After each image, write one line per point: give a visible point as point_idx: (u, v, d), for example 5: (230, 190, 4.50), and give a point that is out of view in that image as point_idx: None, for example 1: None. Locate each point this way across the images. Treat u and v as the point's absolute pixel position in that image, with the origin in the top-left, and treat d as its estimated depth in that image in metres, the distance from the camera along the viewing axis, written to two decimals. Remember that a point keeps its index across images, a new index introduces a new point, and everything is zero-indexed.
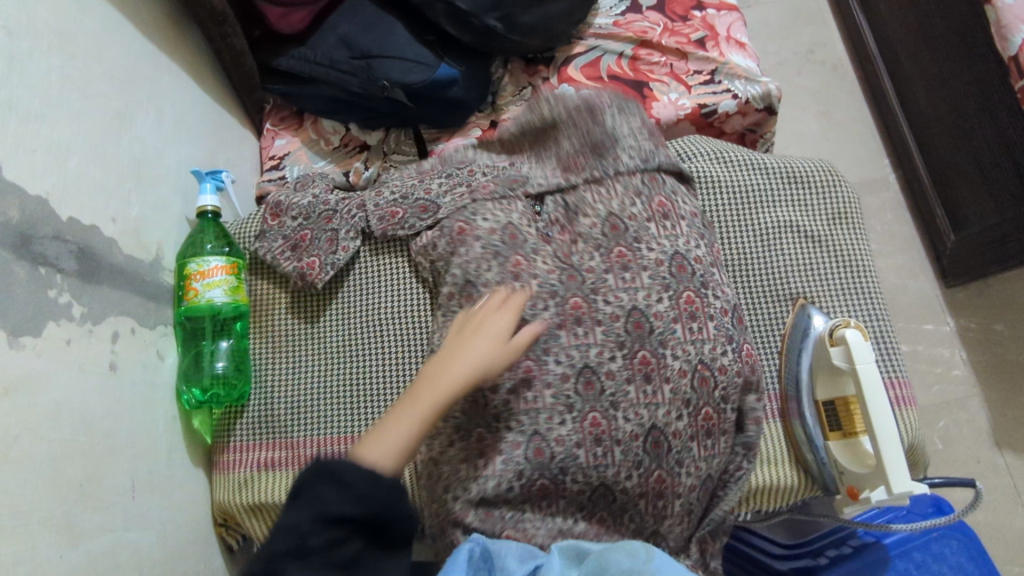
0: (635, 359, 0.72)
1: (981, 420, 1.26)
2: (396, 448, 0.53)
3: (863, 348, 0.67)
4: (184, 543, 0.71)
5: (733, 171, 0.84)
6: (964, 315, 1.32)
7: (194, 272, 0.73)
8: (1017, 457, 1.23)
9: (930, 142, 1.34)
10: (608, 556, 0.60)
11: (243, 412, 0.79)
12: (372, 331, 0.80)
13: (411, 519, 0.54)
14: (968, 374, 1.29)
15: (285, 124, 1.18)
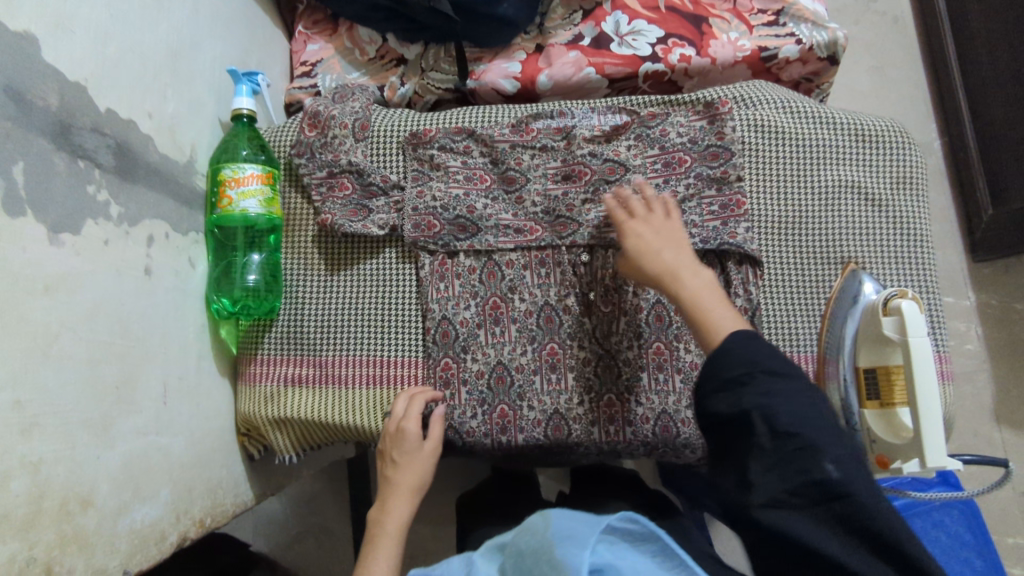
0: (649, 349, 0.76)
1: (985, 395, 1.27)
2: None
3: (917, 320, 0.65)
4: (211, 450, 0.71)
5: (801, 122, 0.79)
6: (988, 290, 1.31)
7: (228, 178, 0.71)
8: (1014, 434, 1.25)
9: (984, 108, 1.28)
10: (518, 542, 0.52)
11: (271, 327, 0.77)
12: (407, 259, 0.78)
13: None
14: (981, 349, 1.29)
15: (318, 28, 1.11)
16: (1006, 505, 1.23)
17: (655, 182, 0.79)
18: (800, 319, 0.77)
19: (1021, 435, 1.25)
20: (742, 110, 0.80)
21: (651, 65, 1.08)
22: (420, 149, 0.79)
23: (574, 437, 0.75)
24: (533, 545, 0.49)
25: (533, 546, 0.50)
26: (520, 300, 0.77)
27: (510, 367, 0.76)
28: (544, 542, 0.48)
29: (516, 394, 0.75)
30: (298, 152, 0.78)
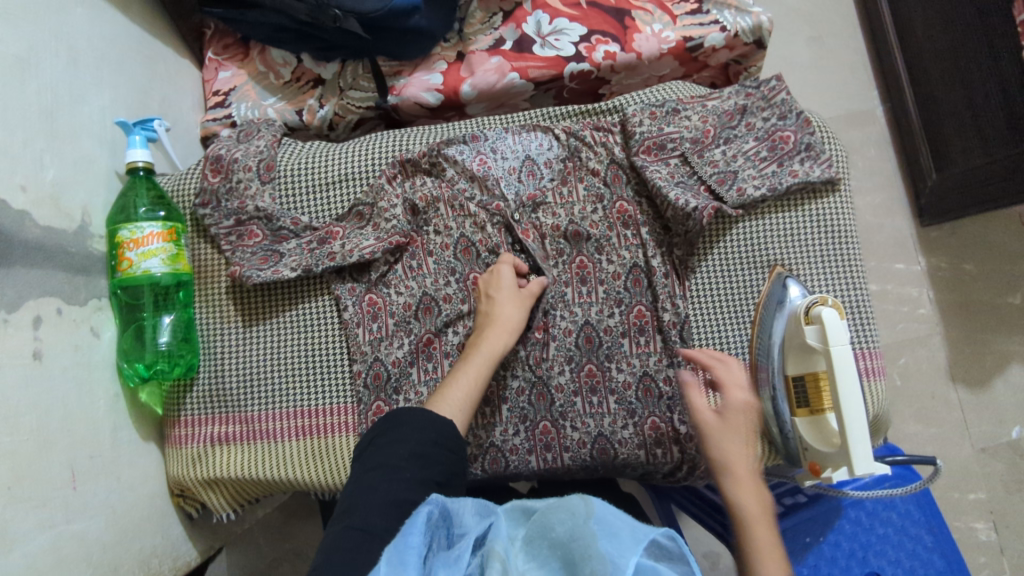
0: (582, 371, 0.75)
1: (940, 357, 1.31)
2: (463, 401, 0.65)
3: (838, 327, 0.66)
4: (140, 521, 0.69)
5: (718, 124, 0.78)
6: (937, 255, 1.33)
7: (126, 240, 0.67)
8: (968, 392, 1.29)
9: (922, 73, 1.28)
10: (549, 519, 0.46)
11: (193, 384, 0.75)
12: (328, 300, 0.76)
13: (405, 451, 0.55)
14: (934, 313, 1.32)
15: (228, 53, 1.07)
16: (964, 463, 1.28)
17: (571, 202, 0.78)
18: (730, 326, 0.76)
19: (975, 393, 1.29)
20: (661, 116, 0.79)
21: (576, 65, 1.06)
22: (331, 189, 0.78)
23: (512, 467, 0.74)
24: (568, 528, 0.45)
25: (566, 531, 0.45)
26: (454, 334, 0.75)
27: None
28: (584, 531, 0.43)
29: None
30: (205, 203, 0.75)
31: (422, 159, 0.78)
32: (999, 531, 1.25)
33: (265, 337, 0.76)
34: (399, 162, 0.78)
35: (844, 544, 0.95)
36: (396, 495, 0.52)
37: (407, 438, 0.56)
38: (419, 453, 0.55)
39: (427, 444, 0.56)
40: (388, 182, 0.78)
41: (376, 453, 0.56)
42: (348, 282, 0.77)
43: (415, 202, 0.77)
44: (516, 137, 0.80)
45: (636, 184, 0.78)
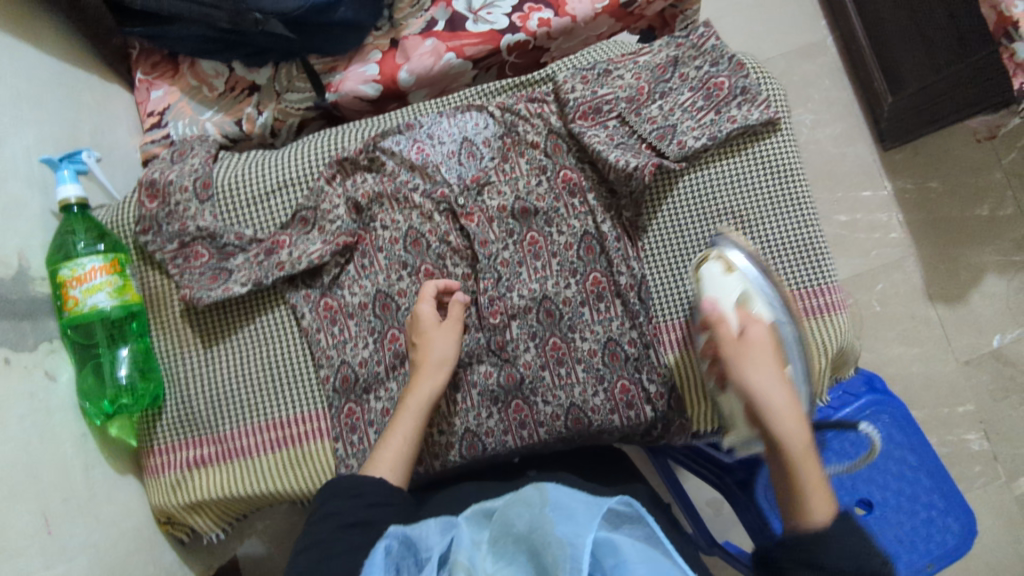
0: (547, 346, 0.75)
1: (916, 277, 1.35)
2: (396, 459, 0.63)
3: (721, 282, 0.70)
4: (127, 554, 0.69)
5: (655, 80, 0.77)
6: (901, 177, 1.37)
7: (68, 278, 0.67)
8: (947, 308, 1.34)
9: None
10: (507, 512, 0.48)
11: (162, 411, 0.76)
12: (285, 309, 0.76)
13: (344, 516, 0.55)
14: (905, 235, 1.36)
15: (158, 71, 1.04)
16: (950, 378, 1.33)
17: (514, 176, 0.77)
18: (687, 280, 0.76)
19: (954, 308, 1.34)
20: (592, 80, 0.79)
21: (512, 36, 1.04)
22: (270, 199, 0.77)
23: (490, 449, 0.75)
24: (526, 520, 0.47)
25: (527, 522, 0.47)
26: None
27: None
28: (539, 521, 0.46)
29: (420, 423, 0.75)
30: (143, 228, 0.74)
31: (360, 156, 0.77)
32: (990, 438, 1.32)
33: (226, 356, 0.76)
34: (337, 162, 0.77)
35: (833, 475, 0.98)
36: (336, 569, 0.51)
37: (343, 510, 0.55)
38: (356, 520, 0.55)
39: (364, 508, 0.56)
40: (328, 183, 0.77)
41: (314, 528, 0.55)
42: (303, 289, 0.76)
43: (357, 200, 0.76)
44: (451, 120, 0.79)
45: (577, 152, 0.77)
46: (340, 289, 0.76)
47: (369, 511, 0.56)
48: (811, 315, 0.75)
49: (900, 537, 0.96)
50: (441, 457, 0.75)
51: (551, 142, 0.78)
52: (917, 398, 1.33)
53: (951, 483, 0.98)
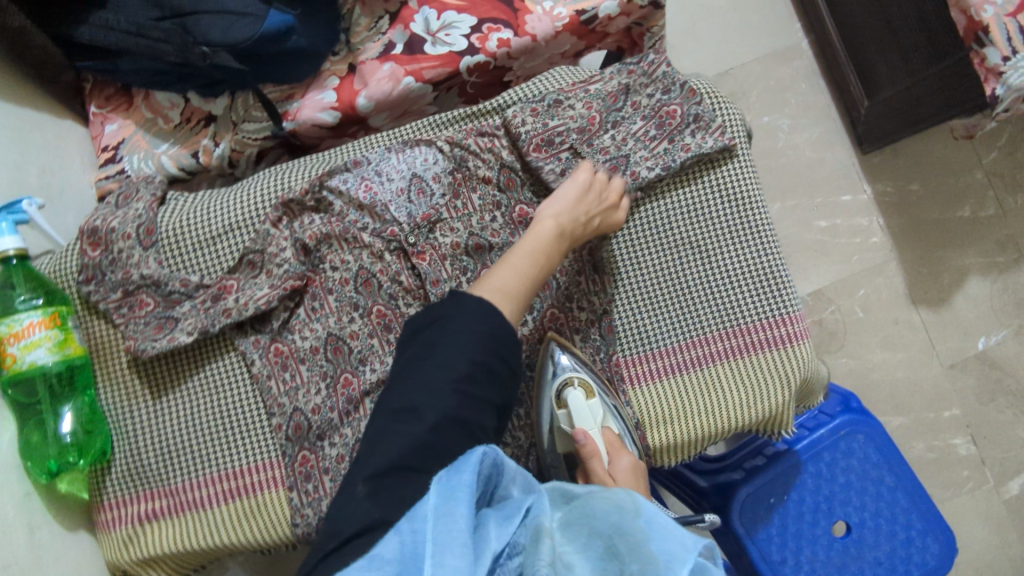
0: None
1: (898, 282, 1.34)
2: (512, 294, 0.58)
3: (583, 413, 0.71)
4: None
5: (611, 109, 0.76)
6: (882, 181, 1.35)
7: (5, 335, 0.65)
8: (932, 312, 1.33)
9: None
10: (591, 503, 0.50)
11: (111, 465, 0.74)
12: (235, 356, 0.74)
13: (462, 344, 0.52)
14: (886, 240, 1.34)
15: (112, 105, 1.02)
16: (936, 382, 1.32)
17: (465, 213, 0.75)
18: (647, 313, 0.75)
19: (938, 312, 1.33)
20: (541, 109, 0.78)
21: (471, 58, 1.02)
22: (218, 243, 0.76)
23: None
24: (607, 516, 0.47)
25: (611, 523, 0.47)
26: (371, 370, 0.73)
27: None
28: (627, 526, 0.46)
29: None
30: (86, 276, 0.73)
31: (305, 197, 0.74)
32: (977, 442, 1.31)
33: (176, 408, 0.74)
34: (281, 205, 0.74)
35: (808, 500, 0.97)
36: (441, 402, 0.50)
37: (467, 328, 0.53)
38: (479, 359, 0.52)
39: (484, 344, 0.53)
40: (274, 226, 0.74)
41: (434, 341, 0.53)
42: (252, 334, 0.74)
43: (303, 243, 0.74)
44: (400, 156, 0.77)
45: (531, 182, 0.77)
46: (291, 334, 0.74)
47: (489, 371, 0.53)
48: (773, 346, 0.73)
49: (880, 558, 0.96)
50: None
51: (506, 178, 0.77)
52: (903, 403, 1.32)
53: (930, 502, 0.97)
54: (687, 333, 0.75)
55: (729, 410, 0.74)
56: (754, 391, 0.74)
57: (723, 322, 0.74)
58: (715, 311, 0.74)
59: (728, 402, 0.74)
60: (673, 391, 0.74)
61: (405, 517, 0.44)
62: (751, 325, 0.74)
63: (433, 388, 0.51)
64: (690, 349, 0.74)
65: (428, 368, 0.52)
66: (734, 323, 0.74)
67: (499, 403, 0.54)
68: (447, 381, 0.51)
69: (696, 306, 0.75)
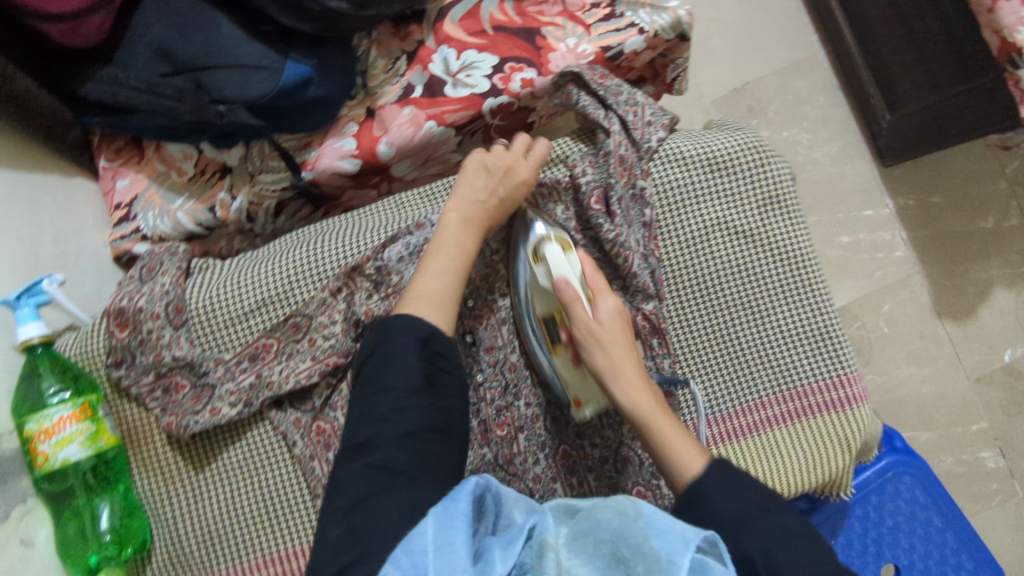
0: (558, 456, 0.75)
1: (923, 296, 1.31)
2: (439, 299, 0.63)
3: (562, 263, 0.67)
4: None
5: (659, 166, 0.73)
6: (903, 195, 1.32)
7: (36, 432, 0.62)
8: (957, 325, 1.30)
9: (858, 8, 1.23)
10: (593, 514, 0.50)
11: (150, 557, 0.71)
12: (273, 431, 0.71)
13: (397, 357, 0.58)
14: (909, 254, 1.32)
15: (122, 158, 0.98)
16: (964, 395, 1.30)
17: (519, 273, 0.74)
18: (701, 377, 0.73)
19: (964, 325, 1.30)
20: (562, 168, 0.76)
21: (494, 99, 0.98)
22: (251, 317, 0.73)
23: None
24: (609, 524, 0.48)
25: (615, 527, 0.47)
26: None
27: None
28: (630, 528, 0.46)
29: None
30: (115, 360, 0.69)
31: (367, 265, 0.72)
32: (1006, 455, 1.29)
33: (216, 490, 0.72)
34: (344, 274, 0.71)
35: (856, 543, 0.95)
36: (402, 425, 0.55)
37: (398, 345, 0.59)
38: (410, 385, 0.57)
39: (408, 349, 0.59)
40: (332, 295, 0.72)
41: (375, 370, 0.59)
42: (291, 411, 0.72)
43: (357, 320, 0.70)
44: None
45: (587, 239, 0.74)
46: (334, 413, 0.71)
47: (431, 378, 0.58)
48: (834, 408, 0.71)
49: None
50: None
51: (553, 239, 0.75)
52: (931, 418, 1.30)
53: (980, 540, 0.95)
54: (743, 397, 0.72)
55: (789, 476, 0.71)
56: (814, 454, 0.72)
57: (780, 385, 0.72)
58: (770, 374, 0.72)
59: (788, 468, 0.72)
60: (733, 458, 0.72)
61: (400, 542, 0.46)
62: (810, 387, 0.72)
63: (386, 417, 0.55)
64: (747, 413, 0.72)
65: (379, 399, 0.57)
66: (791, 385, 0.72)
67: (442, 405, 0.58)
68: (395, 411, 0.56)
69: (752, 368, 0.72)
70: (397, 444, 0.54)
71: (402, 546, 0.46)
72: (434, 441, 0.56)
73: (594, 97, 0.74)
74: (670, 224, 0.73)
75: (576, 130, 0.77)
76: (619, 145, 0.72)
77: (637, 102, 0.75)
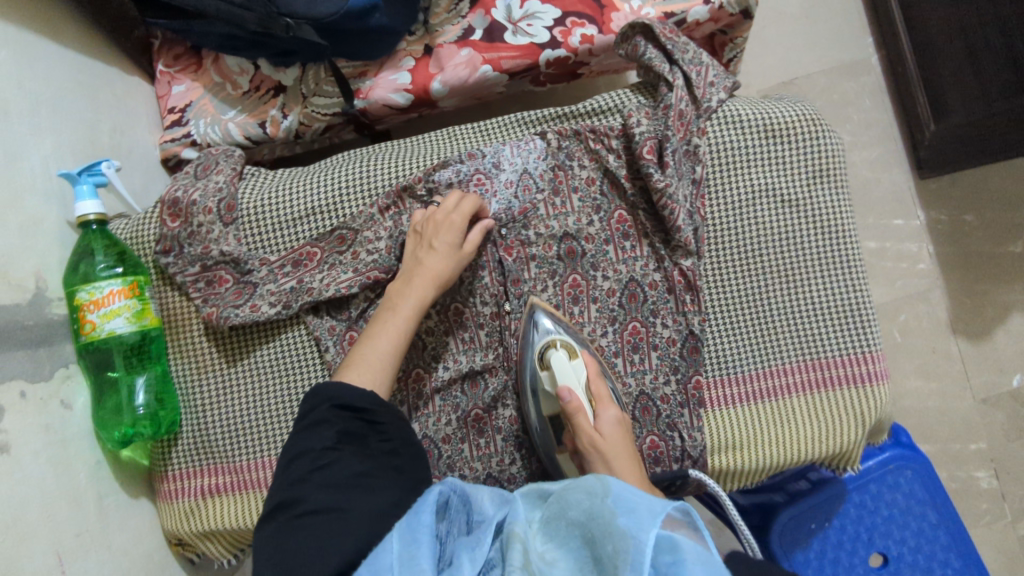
0: None
1: (941, 311, 1.26)
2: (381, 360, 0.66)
3: (568, 372, 0.71)
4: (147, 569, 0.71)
5: (716, 128, 0.75)
6: (936, 207, 1.27)
7: (85, 302, 0.65)
8: (971, 345, 1.26)
9: (915, 9, 1.18)
10: (566, 496, 0.53)
11: (178, 440, 0.76)
12: (305, 332, 0.76)
13: (328, 422, 0.60)
14: (934, 268, 1.27)
15: (180, 65, 1.00)
16: (966, 414, 1.26)
17: (556, 211, 0.78)
18: (729, 338, 0.75)
19: (978, 345, 1.26)
20: (612, 121, 0.79)
21: (551, 52, 0.98)
22: (297, 224, 0.77)
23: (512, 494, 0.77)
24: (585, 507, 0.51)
25: (585, 509, 0.51)
26: (444, 368, 0.77)
27: (436, 439, 0.77)
28: (602, 509, 0.49)
29: (445, 465, 0.77)
30: (166, 246, 0.73)
31: (418, 186, 0.76)
32: (1000, 478, 1.25)
33: (243, 384, 0.76)
34: (395, 193, 0.76)
35: (850, 529, 0.97)
36: (332, 477, 0.57)
37: (329, 412, 0.60)
38: (334, 445, 0.58)
39: (331, 413, 0.60)
40: (381, 213, 0.76)
41: (303, 438, 0.60)
42: (326, 318, 0.76)
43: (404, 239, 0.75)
44: (515, 149, 0.78)
45: (636, 189, 0.77)
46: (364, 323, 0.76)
47: (349, 434, 0.60)
48: (851, 382, 0.74)
49: None
50: None
51: (599, 185, 0.78)
52: (930, 432, 1.26)
53: (972, 543, 0.96)
54: (767, 360, 0.75)
55: (801, 441, 0.74)
56: (829, 424, 0.74)
57: (804, 354, 0.74)
58: (796, 342, 0.75)
59: (801, 434, 0.74)
60: (748, 420, 0.74)
61: (366, 562, 0.49)
62: (832, 359, 0.74)
63: (305, 480, 0.57)
64: (768, 377, 0.74)
65: (300, 465, 0.58)
66: (815, 355, 0.74)
67: (389, 464, 0.60)
68: (319, 470, 0.57)
69: (778, 335, 0.75)
70: (319, 494, 0.55)
71: (367, 568, 0.48)
72: (366, 488, 0.57)
73: (661, 51, 0.76)
74: (719, 186, 0.75)
75: (638, 83, 0.80)
76: (680, 100, 0.74)
77: (702, 63, 0.76)
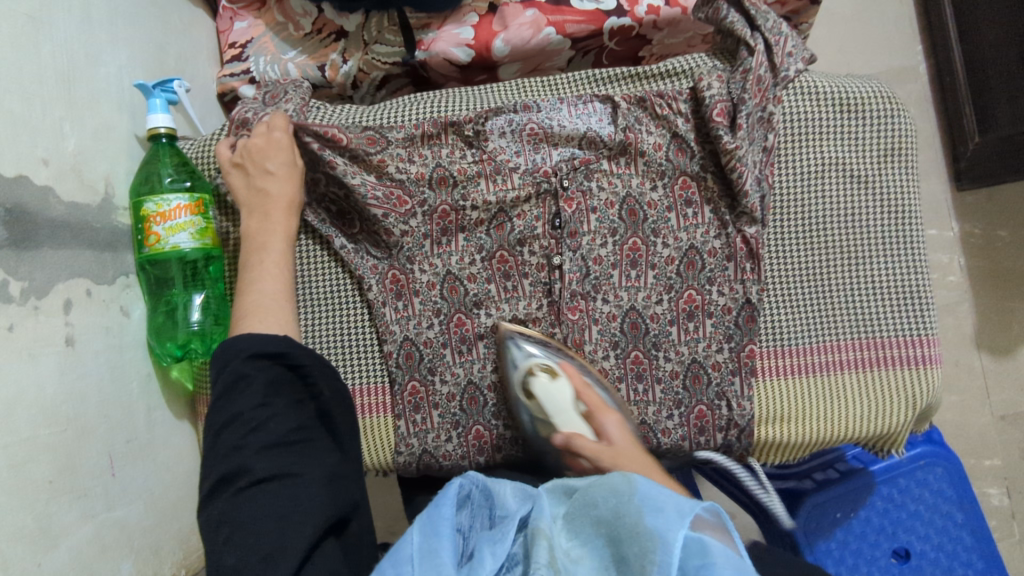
0: (628, 359, 0.76)
1: (966, 325, 1.23)
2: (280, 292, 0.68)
3: (550, 395, 0.74)
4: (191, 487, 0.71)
5: (793, 98, 0.76)
6: (971, 220, 1.23)
7: (153, 213, 0.65)
8: (993, 360, 1.22)
9: (968, 16, 1.13)
10: (591, 492, 0.49)
11: None
12: (349, 277, 0.80)
13: (256, 379, 0.58)
14: (963, 280, 1.23)
15: (245, 1, 0.99)
16: (982, 430, 1.22)
17: (622, 171, 0.77)
18: (787, 308, 0.75)
19: (1000, 362, 1.22)
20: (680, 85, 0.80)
21: (616, 20, 0.98)
22: None
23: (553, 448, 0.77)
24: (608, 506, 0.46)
25: (612, 507, 0.46)
26: (486, 314, 0.77)
27: (482, 386, 0.77)
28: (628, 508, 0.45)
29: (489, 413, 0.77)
30: (223, 149, 0.75)
31: (467, 124, 0.78)
32: (1011, 495, 1.21)
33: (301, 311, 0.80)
34: (442, 123, 0.78)
35: (874, 521, 0.97)
36: (273, 437, 0.56)
37: (249, 369, 0.57)
38: (264, 403, 0.57)
39: (256, 371, 0.58)
40: (422, 140, 0.78)
41: (225, 397, 0.57)
42: (369, 258, 0.79)
43: (441, 170, 0.77)
44: (572, 111, 0.78)
45: (704, 152, 0.76)
46: (411, 266, 0.78)
47: (275, 387, 0.59)
48: (903, 363, 0.74)
49: None
50: (435, 432, 0.77)
51: (664, 155, 0.77)
52: None
53: (994, 545, 0.96)
54: (824, 334, 0.75)
55: (850, 418, 0.74)
56: (878, 403, 0.74)
57: (863, 331, 0.75)
58: (855, 318, 0.75)
59: (848, 410, 0.74)
60: (799, 389, 0.74)
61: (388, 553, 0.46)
62: (887, 338, 0.74)
63: (242, 447, 0.55)
64: (822, 350, 0.75)
65: (232, 430, 0.56)
66: (872, 333, 0.75)
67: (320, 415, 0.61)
68: (253, 433, 0.56)
69: (839, 310, 0.75)
70: (264, 461, 0.55)
71: (388, 560, 0.45)
72: (305, 444, 0.58)
73: (743, 17, 0.76)
74: (791, 154, 0.76)
75: (716, 48, 0.81)
76: (759, 65, 0.73)
77: (782, 33, 0.75)
